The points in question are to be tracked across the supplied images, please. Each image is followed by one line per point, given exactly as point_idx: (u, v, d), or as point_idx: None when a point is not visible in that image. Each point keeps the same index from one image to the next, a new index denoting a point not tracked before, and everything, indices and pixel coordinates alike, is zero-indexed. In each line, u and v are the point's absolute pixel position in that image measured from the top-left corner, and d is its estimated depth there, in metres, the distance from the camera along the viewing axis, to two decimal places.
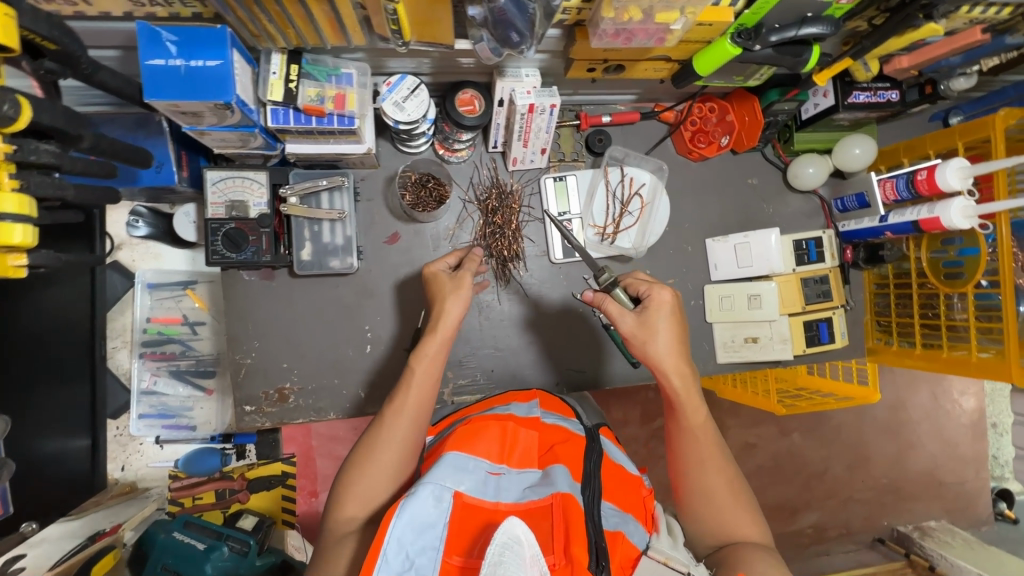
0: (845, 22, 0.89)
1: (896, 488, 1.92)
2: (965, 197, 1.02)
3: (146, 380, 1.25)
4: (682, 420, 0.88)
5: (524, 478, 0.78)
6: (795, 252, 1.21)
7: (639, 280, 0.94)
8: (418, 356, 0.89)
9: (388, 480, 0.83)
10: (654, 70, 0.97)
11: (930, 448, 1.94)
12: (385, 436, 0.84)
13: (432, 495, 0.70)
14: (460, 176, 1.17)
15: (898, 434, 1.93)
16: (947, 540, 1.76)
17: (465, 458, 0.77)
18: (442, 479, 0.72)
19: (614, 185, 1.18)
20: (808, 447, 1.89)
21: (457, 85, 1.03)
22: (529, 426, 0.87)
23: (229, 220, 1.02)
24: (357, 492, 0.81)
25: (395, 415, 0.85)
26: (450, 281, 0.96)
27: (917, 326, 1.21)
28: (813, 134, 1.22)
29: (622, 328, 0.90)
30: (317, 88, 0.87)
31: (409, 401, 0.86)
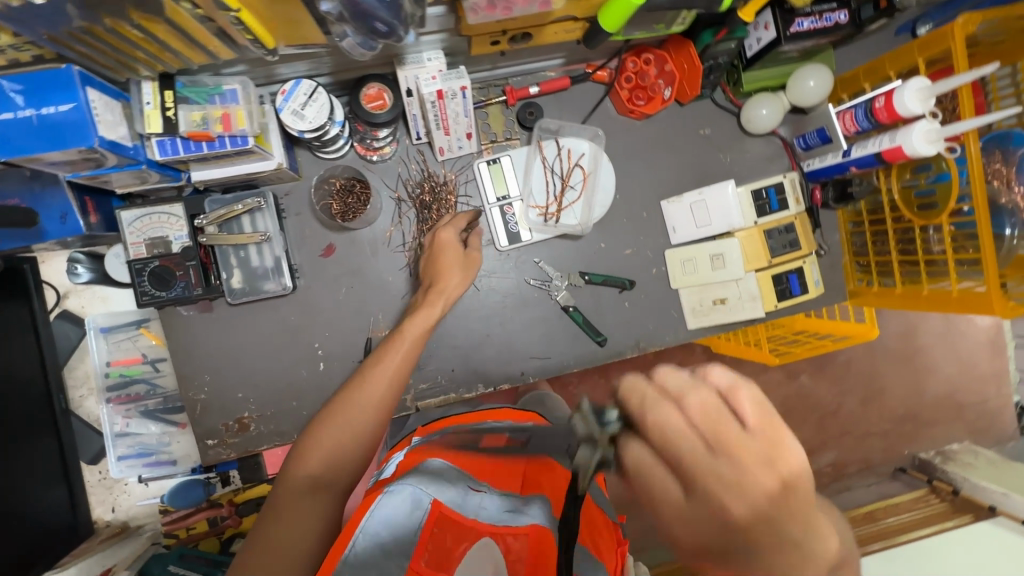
0: None
1: (914, 417, 1.71)
2: (929, 120, 0.93)
3: (118, 423, 1.24)
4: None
5: (504, 501, 0.73)
6: (755, 203, 1.13)
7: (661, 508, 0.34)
8: (416, 315, 0.93)
9: (352, 448, 0.77)
10: (565, 31, 0.88)
11: (947, 370, 1.71)
12: (359, 403, 0.80)
13: (410, 499, 0.66)
14: (388, 174, 1.10)
15: (911, 363, 1.71)
16: (971, 462, 1.56)
17: (446, 472, 0.73)
18: (422, 485, 0.69)
19: (550, 160, 1.12)
20: (820, 386, 1.68)
21: (361, 81, 0.96)
22: (515, 451, 0.82)
23: (152, 258, 0.98)
24: (321, 454, 0.75)
25: (376, 377, 0.83)
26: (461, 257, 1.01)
27: (896, 263, 1.12)
28: (763, 71, 1.11)
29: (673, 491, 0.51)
30: (201, 111, 0.81)
31: (393, 368, 0.85)
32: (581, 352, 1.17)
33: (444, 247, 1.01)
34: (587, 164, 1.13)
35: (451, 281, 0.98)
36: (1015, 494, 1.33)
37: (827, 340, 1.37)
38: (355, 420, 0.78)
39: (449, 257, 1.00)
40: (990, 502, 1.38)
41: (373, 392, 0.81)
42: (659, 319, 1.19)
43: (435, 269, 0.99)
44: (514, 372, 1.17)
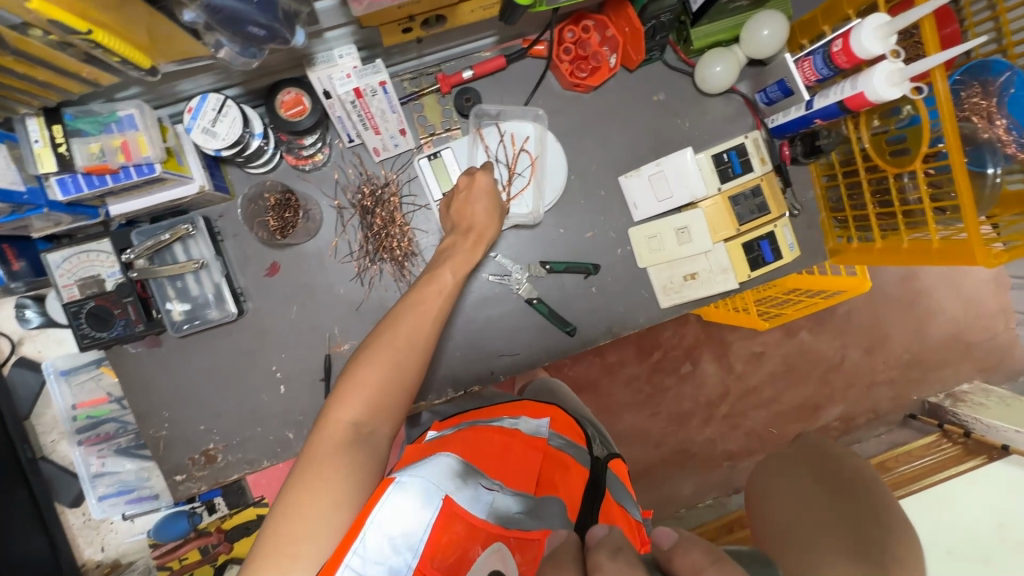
0: None
1: (921, 361, 1.61)
2: (890, 60, 0.85)
3: (94, 464, 1.22)
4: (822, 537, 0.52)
5: (517, 500, 0.64)
6: (716, 170, 1.06)
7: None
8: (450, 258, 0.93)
9: (396, 389, 0.75)
10: (481, 8, 0.81)
11: (953, 310, 1.61)
12: (399, 343, 0.78)
13: (422, 493, 0.58)
14: (325, 183, 1.04)
15: (915, 306, 1.61)
16: (982, 402, 1.51)
17: (461, 464, 0.64)
18: (434, 477, 0.60)
19: (494, 148, 1.06)
20: (822, 342, 1.59)
21: (275, 88, 0.89)
22: (535, 448, 0.73)
23: (87, 299, 0.93)
24: (362, 396, 0.72)
25: (416, 317, 0.82)
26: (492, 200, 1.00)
27: (873, 216, 1.05)
28: (712, 26, 1.03)
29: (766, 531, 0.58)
30: (97, 142, 0.76)
31: (434, 308, 0.84)
32: (551, 344, 1.13)
33: (480, 194, 0.99)
34: (532, 148, 1.08)
35: (488, 227, 0.99)
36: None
37: (819, 296, 1.31)
38: (399, 357, 0.77)
39: (479, 205, 0.99)
40: (1004, 441, 1.33)
41: (414, 330, 0.80)
42: (630, 301, 1.13)
43: (464, 216, 0.99)
44: (484, 372, 1.12)
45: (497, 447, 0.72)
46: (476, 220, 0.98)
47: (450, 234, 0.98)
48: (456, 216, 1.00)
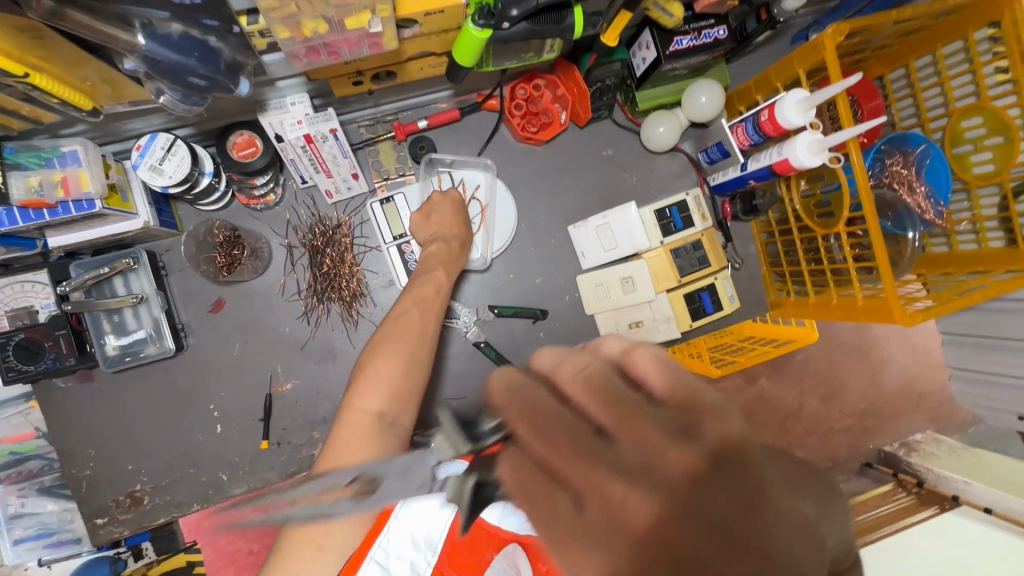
0: None
1: (875, 410, 1.50)
2: (811, 131, 0.91)
3: (13, 504, 1.15)
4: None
5: None
6: (659, 224, 1.11)
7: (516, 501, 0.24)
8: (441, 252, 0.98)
9: (411, 381, 0.80)
10: (430, 66, 0.86)
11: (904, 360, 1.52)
12: (406, 337, 0.84)
13: None
14: (277, 222, 1.06)
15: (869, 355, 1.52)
16: (933, 451, 1.41)
17: None
18: None
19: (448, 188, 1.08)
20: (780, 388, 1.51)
21: (228, 129, 0.91)
22: None
23: (16, 330, 0.91)
24: (378, 390, 0.77)
25: (420, 316, 0.88)
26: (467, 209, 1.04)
27: (807, 273, 1.11)
28: (656, 90, 1.09)
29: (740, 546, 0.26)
30: (37, 176, 0.76)
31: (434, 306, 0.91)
32: None
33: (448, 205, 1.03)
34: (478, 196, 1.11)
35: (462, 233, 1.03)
36: (977, 482, 1.22)
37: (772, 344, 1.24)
38: (408, 350, 0.83)
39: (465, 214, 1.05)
40: (954, 493, 1.25)
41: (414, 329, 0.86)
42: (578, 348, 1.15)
43: (443, 225, 1.02)
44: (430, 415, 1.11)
45: None
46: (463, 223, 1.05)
47: (432, 240, 1.00)
48: (430, 227, 1.02)
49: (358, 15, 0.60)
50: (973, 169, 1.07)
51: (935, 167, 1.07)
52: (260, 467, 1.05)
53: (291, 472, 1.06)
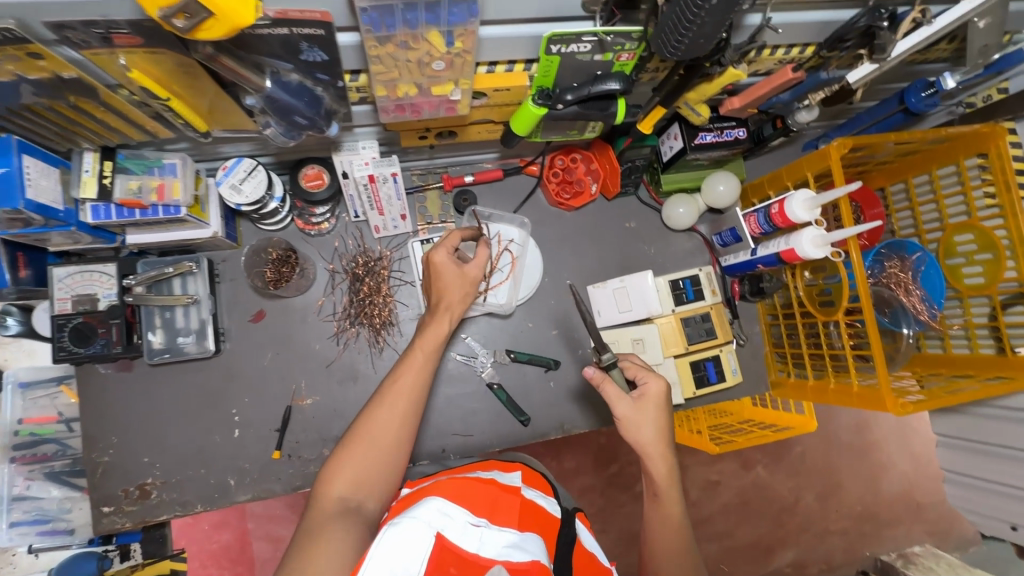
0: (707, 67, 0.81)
1: (870, 513, 1.81)
2: (816, 227, 1.02)
3: (18, 485, 1.19)
4: (661, 513, 0.87)
5: (503, 536, 0.66)
6: (672, 293, 1.19)
7: (634, 364, 0.92)
8: (426, 331, 0.90)
9: (382, 470, 0.77)
10: (488, 131, 0.99)
11: (896, 465, 1.84)
12: (378, 425, 0.79)
13: (411, 530, 0.59)
14: (325, 248, 1.16)
15: (866, 456, 1.83)
16: (931, 567, 1.49)
17: (446, 506, 0.65)
18: (421, 518, 0.62)
19: (450, 258, 0.95)
20: (777, 479, 1.77)
21: (301, 163, 1.04)
22: (513, 492, 0.75)
23: (76, 314, 0.99)
24: (349, 473, 0.75)
25: (393, 398, 0.82)
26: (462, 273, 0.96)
27: (807, 357, 1.17)
28: (679, 175, 1.22)
29: (618, 413, 0.87)
30: (138, 180, 0.88)
31: (409, 385, 0.84)
32: (503, 431, 1.18)
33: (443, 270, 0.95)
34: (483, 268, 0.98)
35: (456, 296, 0.95)
36: None
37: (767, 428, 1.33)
38: (374, 434, 0.78)
39: (463, 288, 0.96)
40: None
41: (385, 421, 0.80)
42: (585, 402, 1.20)
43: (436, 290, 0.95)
44: (436, 450, 1.15)
45: (483, 493, 0.73)
46: (456, 299, 0.95)
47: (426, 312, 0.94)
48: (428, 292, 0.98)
49: (444, 85, 0.73)
50: (964, 280, 1.16)
51: (929, 274, 1.15)
52: (266, 477, 1.08)
53: (296, 486, 1.09)
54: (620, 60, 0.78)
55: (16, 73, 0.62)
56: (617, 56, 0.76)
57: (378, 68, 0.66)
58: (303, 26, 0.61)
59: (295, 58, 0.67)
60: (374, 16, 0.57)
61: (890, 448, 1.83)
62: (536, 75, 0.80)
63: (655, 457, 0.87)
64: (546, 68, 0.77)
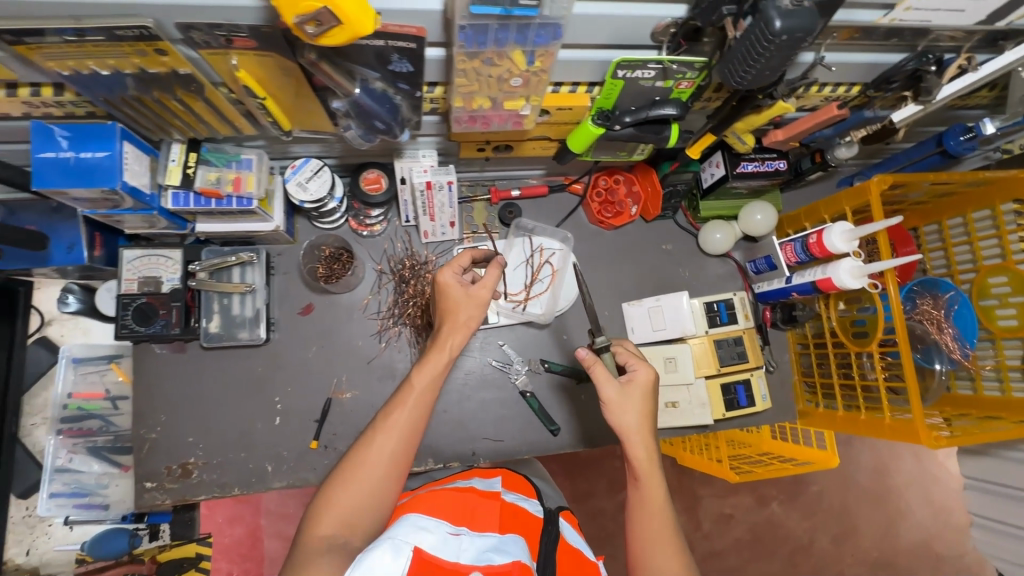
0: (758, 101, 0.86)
1: (889, 562, 1.81)
2: (853, 258, 1.05)
3: (61, 457, 1.23)
4: (644, 496, 0.89)
5: (483, 539, 0.75)
6: (706, 315, 1.22)
7: (625, 351, 0.98)
8: (423, 365, 0.87)
9: (370, 508, 0.77)
10: (542, 148, 1.04)
11: (915, 512, 1.84)
12: (368, 461, 0.79)
13: (391, 548, 0.66)
14: (374, 249, 1.21)
15: (884, 502, 1.84)
16: None
17: (423, 522, 0.74)
18: (399, 536, 0.69)
19: (458, 277, 0.94)
20: (791, 518, 1.80)
21: (362, 167, 1.10)
22: (491, 498, 0.86)
23: (140, 295, 1.04)
24: (335, 512, 0.75)
25: (384, 433, 0.81)
26: (466, 296, 0.92)
27: (838, 388, 1.19)
28: (718, 202, 1.26)
29: (604, 393, 0.92)
30: (217, 172, 0.94)
31: (402, 421, 0.82)
32: (531, 439, 1.19)
33: (448, 294, 0.92)
34: (492, 288, 0.93)
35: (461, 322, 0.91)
36: None
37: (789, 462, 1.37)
38: (365, 474, 0.78)
39: (467, 310, 0.91)
40: None
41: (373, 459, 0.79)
42: None
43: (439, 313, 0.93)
44: (467, 452, 1.18)
45: (459, 506, 0.83)
46: (460, 320, 0.91)
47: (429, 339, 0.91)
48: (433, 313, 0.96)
49: (516, 100, 0.78)
50: (998, 321, 1.17)
51: (962, 313, 1.17)
52: (303, 466, 1.11)
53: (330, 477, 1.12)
54: (680, 87, 0.83)
55: (139, 67, 0.69)
56: (676, 84, 0.81)
57: (461, 81, 0.72)
58: (399, 39, 0.66)
59: (383, 68, 0.72)
60: (470, 34, 0.62)
61: (908, 495, 1.84)
62: (597, 97, 0.86)
63: (636, 440, 0.90)
64: (608, 90, 0.83)
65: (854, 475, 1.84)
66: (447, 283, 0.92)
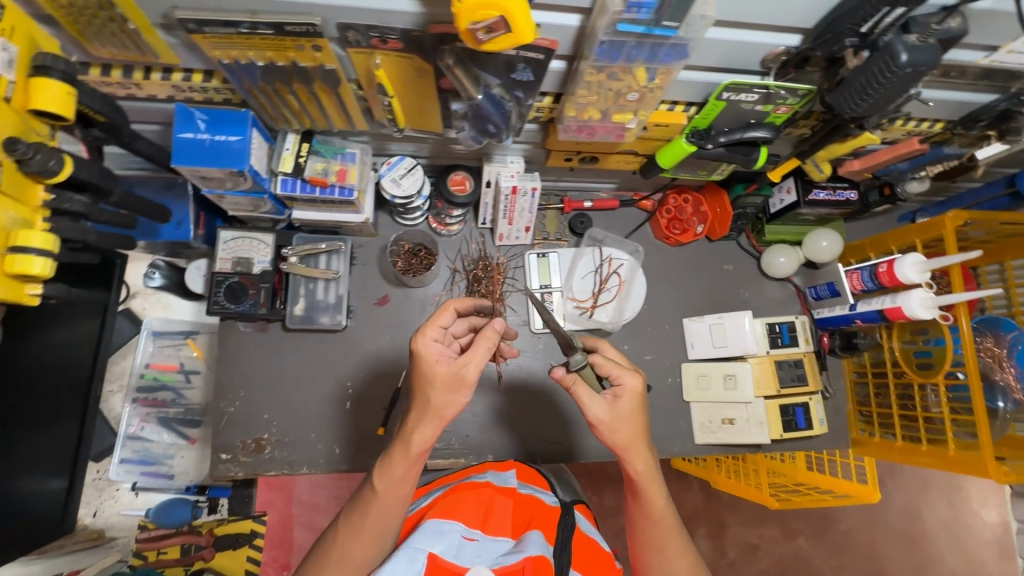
0: (836, 134, 0.90)
1: None
2: (925, 289, 1.07)
3: (134, 425, 1.29)
4: (646, 508, 0.86)
5: (497, 546, 0.81)
6: (768, 336, 1.25)
7: (609, 362, 0.84)
8: (387, 472, 0.79)
9: None
10: (625, 162, 1.08)
11: (947, 560, 1.81)
12: (335, 556, 0.80)
13: (406, 557, 0.73)
14: (449, 248, 1.26)
15: (915, 547, 1.81)
16: None
17: (441, 525, 0.80)
18: (416, 543, 0.75)
19: (437, 345, 0.78)
20: (819, 554, 1.78)
21: (450, 168, 1.15)
22: (506, 494, 0.91)
23: (233, 274, 1.09)
24: None
25: (350, 536, 0.80)
26: (451, 371, 0.76)
27: (897, 418, 1.19)
28: (783, 227, 1.30)
29: (591, 414, 0.82)
30: (324, 163, 0.99)
31: (368, 528, 0.79)
32: (588, 444, 1.21)
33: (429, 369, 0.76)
34: (479, 369, 0.76)
35: (444, 406, 0.76)
36: None
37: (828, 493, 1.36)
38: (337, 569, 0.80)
39: (442, 394, 0.76)
40: None
41: (356, 546, 0.80)
42: (669, 428, 1.25)
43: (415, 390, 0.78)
44: (524, 452, 1.20)
45: (477, 502, 0.88)
46: (431, 406, 0.76)
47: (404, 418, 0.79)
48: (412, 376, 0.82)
49: (625, 114, 0.82)
50: None
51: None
52: (368, 451, 1.14)
53: None
54: (776, 112, 0.86)
55: (292, 60, 0.75)
56: (776, 108, 0.84)
57: (583, 91, 0.78)
58: (531, 51, 0.71)
59: (507, 76, 0.77)
60: (606, 49, 0.68)
61: (940, 542, 1.81)
62: (695, 116, 0.90)
63: (632, 456, 0.84)
64: (707, 111, 0.87)
65: (882, 516, 1.82)
66: (427, 359, 0.76)
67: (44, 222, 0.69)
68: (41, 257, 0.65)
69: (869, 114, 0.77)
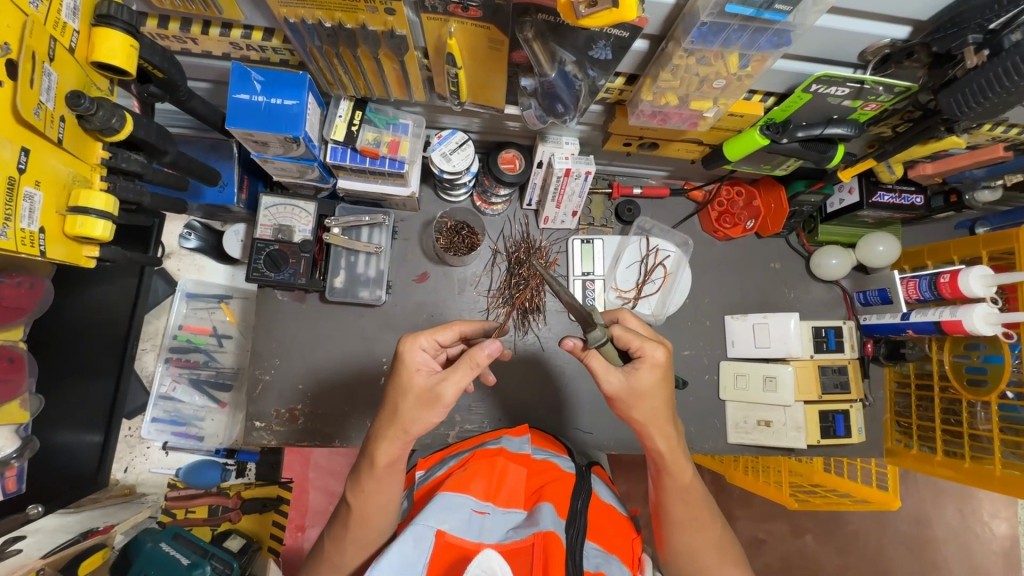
0: (921, 138, 0.84)
1: None
2: (988, 304, 1.02)
3: (166, 385, 1.30)
4: (671, 484, 0.81)
5: (509, 518, 0.77)
6: (814, 339, 1.22)
7: (627, 332, 0.74)
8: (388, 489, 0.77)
9: None
10: (686, 150, 1.03)
11: (954, 570, 1.81)
12: (340, 561, 0.81)
13: (412, 537, 0.68)
14: (492, 227, 1.23)
15: (921, 553, 1.81)
16: None
17: (453, 498, 0.75)
18: (427, 519, 0.71)
19: (424, 355, 0.73)
20: (825, 553, 1.78)
21: (501, 145, 1.08)
22: (519, 462, 0.86)
23: (273, 242, 1.05)
24: None
25: (355, 547, 0.79)
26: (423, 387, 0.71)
27: (938, 431, 1.16)
28: (837, 228, 1.26)
29: (606, 388, 0.74)
30: (376, 134, 0.95)
31: (371, 537, 0.80)
32: (622, 435, 1.19)
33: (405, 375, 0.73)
34: (454, 391, 0.70)
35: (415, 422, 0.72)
36: None
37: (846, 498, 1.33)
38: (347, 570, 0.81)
39: (410, 406, 0.72)
40: None
41: (367, 547, 0.80)
42: (702, 426, 1.23)
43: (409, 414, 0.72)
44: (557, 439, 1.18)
45: (490, 466, 0.84)
46: (397, 418, 0.72)
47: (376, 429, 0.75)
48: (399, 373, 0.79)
49: (704, 102, 0.78)
50: None
51: None
52: None
53: (424, 443, 1.14)
54: (862, 110, 0.81)
55: (360, 22, 0.70)
56: (864, 104, 0.78)
57: (667, 76, 0.73)
58: (616, 27, 0.65)
59: (585, 52, 0.71)
60: (703, 32, 0.63)
61: (949, 550, 1.81)
62: (773, 108, 0.84)
63: (654, 432, 0.76)
64: (788, 103, 0.81)
65: (891, 521, 1.82)
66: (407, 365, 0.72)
67: (102, 181, 0.68)
68: (102, 220, 0.65)
69: (974, 120, 0.73)
